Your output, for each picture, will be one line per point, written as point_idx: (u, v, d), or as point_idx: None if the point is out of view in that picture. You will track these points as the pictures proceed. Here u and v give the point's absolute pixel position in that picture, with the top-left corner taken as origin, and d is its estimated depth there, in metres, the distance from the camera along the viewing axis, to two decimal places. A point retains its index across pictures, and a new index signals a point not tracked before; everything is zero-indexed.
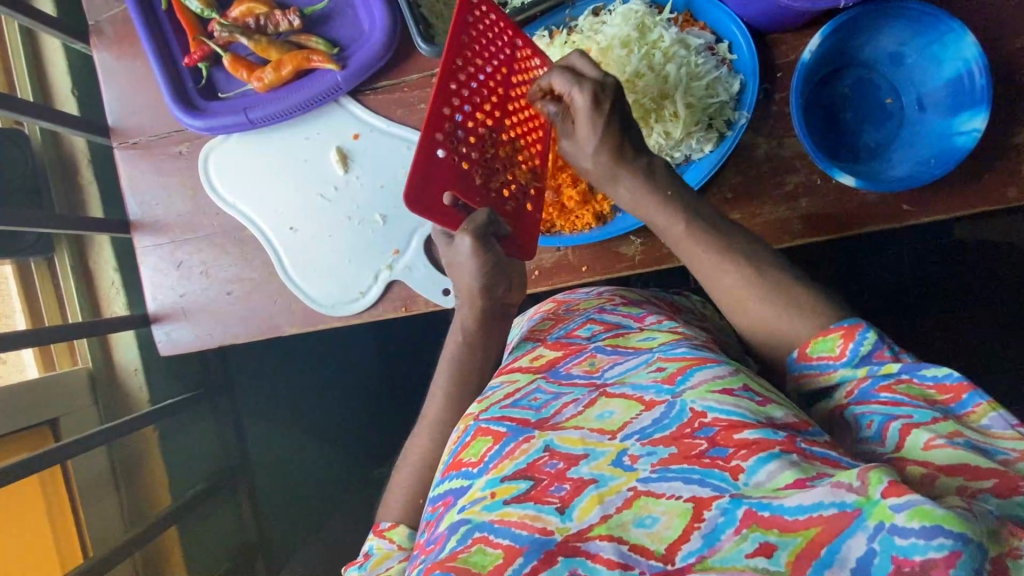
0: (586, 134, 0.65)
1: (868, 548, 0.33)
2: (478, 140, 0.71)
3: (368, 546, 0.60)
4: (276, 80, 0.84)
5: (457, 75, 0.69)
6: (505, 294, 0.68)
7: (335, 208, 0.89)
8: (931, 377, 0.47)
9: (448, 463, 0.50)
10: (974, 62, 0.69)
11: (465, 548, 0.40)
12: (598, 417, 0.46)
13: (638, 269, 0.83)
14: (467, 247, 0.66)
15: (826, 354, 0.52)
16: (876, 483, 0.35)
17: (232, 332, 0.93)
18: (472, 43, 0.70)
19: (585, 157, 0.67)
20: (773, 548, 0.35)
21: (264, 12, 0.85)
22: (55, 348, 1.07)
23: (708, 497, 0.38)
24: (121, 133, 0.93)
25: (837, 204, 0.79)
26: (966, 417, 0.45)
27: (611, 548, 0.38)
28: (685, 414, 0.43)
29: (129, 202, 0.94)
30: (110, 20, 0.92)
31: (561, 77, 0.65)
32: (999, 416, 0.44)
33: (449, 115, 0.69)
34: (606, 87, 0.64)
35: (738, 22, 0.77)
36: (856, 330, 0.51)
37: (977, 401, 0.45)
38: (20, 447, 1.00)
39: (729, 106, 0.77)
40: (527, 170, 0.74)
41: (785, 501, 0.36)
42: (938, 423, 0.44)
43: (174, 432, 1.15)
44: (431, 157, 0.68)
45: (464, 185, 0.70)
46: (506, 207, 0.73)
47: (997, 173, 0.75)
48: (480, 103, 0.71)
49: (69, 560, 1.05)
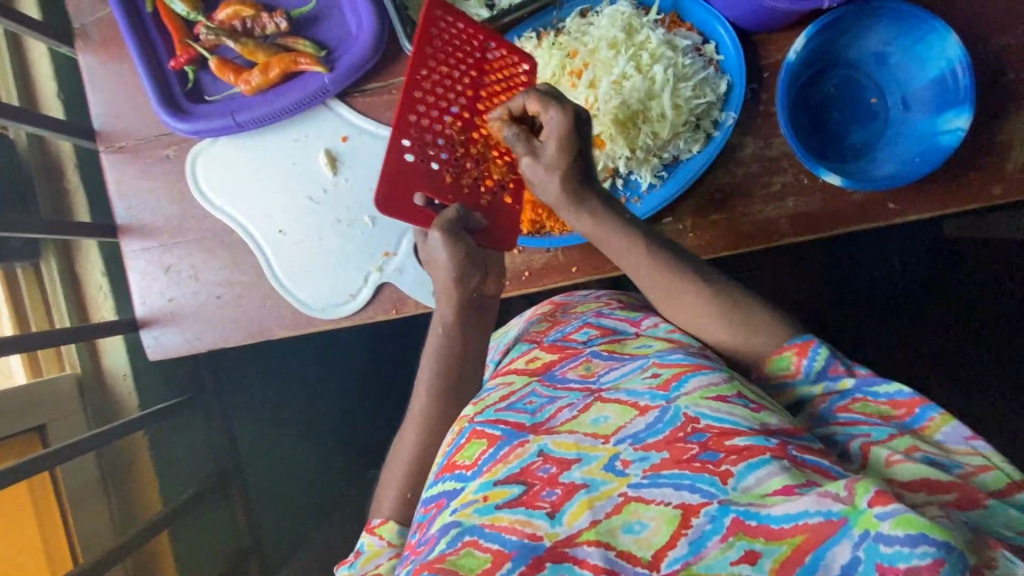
0: (554, 158, 0.62)
1: (853, 556, 0.34)
2: (446, 142, 0.72)
3: (360, 544, 0.60)
4: (263, 82, 0.84)
5: (422, 82, 0.71)
6: (481, 285, 0.69)
7: (325, 211, 0.88)
8: (884, 394, 0.50)
9: (442, 465, 0.50)
10: (957, 62, 0.70)
11: (455, 550, 0.40)
12: (593, 422, 0.46)
13: (627, 270, 0.83)
14: (439, 241, 0.67)
15: (784, 371, 0.55)
16: (863, 492, 0.35)
17: (221, 337, 0.92)
18: (439, 50, 0.72)
19: (547, 179, 0.63)
20: (757, 555, 0.35)
21: (251, 14, 0.84)
22: (43, 355, 1.07)
23: (696, 504, 0.38)
24: (108, 137, 0.92)
25: (822, 204, 0.79)
26: (921, 431, 0.47)
27: (599, 554, 0.37)
28: (678, 419, 0.44)
29: (117, 206, 0.94)
30: (96, 23, 0.91)
31: (536, 101, 0.62)
32: (954, 430, 0.47)
33: (416, 120, 0.71)
34: (580, 117, 0.62)
35: (725, 22, 0.77)
36: (810, 347, 0.54)
37: (930, 415, 0.48)
38: (7, 455, 0.99)
39: (716, 107, 0.78)
40: (503, 164, 0.74)
41: (772, 509, 0.36)
42: (894, 440, 0.46)
43: (165, 437, 1.15)
44: (400, 161, 0.71)
45: (435, 186, 0.72)
46: (481, 203, 0.73)
47: (981, 171, 0.76)
48: (448, 106, 0.72)
49: (60, 567, 1.04)
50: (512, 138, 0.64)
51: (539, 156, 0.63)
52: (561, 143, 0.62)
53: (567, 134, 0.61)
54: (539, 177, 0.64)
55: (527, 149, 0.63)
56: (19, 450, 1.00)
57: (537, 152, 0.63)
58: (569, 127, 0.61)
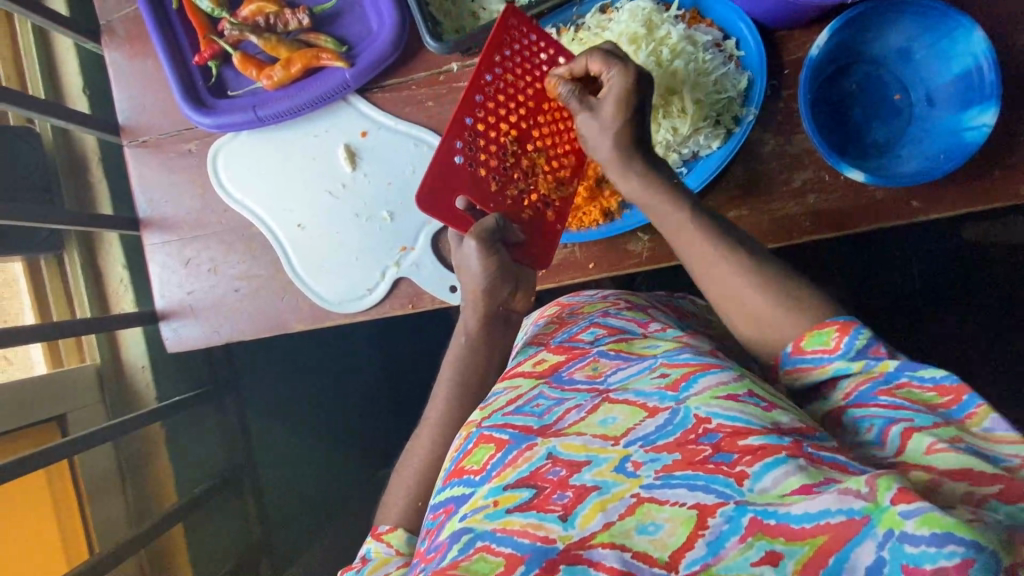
0: (612, 117, 0.66)
1: (878, 556, 0.33)
2: (497, 149, 0.74)
3: (367, 550, 0.58)
4: (286, 77, 0.85)
5: (485, 88, 0.72)
6: (510, 298, 0.71)
7: (343, 206, 0.89)
8: (930, 378, 0.47)
9: (449, 471, 0.50)
10: (983, 58, 0.69)
11: (466, 557, 0.39)
12: (602, 423, 0.46)
13: (645, 267, 0.83)
14: (474, 250, 0.69)
15: (819, 348, 0.52)
16: (885, 489, 0.35)
17: (239, 330, 0.93)
18: (507, 57, 0.72)
19: (604, 136, 0.66)
20: (779, 556, 0.35)
21: (274, 11, 0.85)
22: (63, 343, 1.08)
23: (712, 504, 0.37)
24: (131, 132, 0.94)
25: (844, 202, 0.78)
26: (966, 421, 0.44)
27: (614, 556, 0.37)
28: (689, 422, 0.43)
29: (139, 200, 0.94)
30: (122, 19, 0.92)
31: (599, 60, 0.65)
32: (999, 420, 0.44)
33: (470, 124, 0.73)
34: (642, 76, 0.65)
35: (744, 18, 0.77)
36: (851, 326, 0.51)
37: (977, 403, 0.45)
38: (29, 441, 1.00)
39: (736, 102, 0.78)
40: (551, 182, 0.75)
41: (791, 508, 0.36)
42: (940, 428, 0.44)
43: (180, 430, 1.16)
44: (449, 160, 0.73)
45: (478, 192, 0.74)
46: (523, 216, 0.75)
47: (1007, 169, 0.74)
48: (505, 114, 0.73)
49: (76, 557, 1.06)
50: (568, 95, 0.68)
51: (595, 111, 0.67)
52: (618, 102, 0.65)
53: (626, 93, 0.64)
54: (587, 131, 0.68)
55: (584, 105, 0.67)
56: (40, 438, 1.02)
57: (593, 108, 0.67)
58: (629, 85, 0.64)
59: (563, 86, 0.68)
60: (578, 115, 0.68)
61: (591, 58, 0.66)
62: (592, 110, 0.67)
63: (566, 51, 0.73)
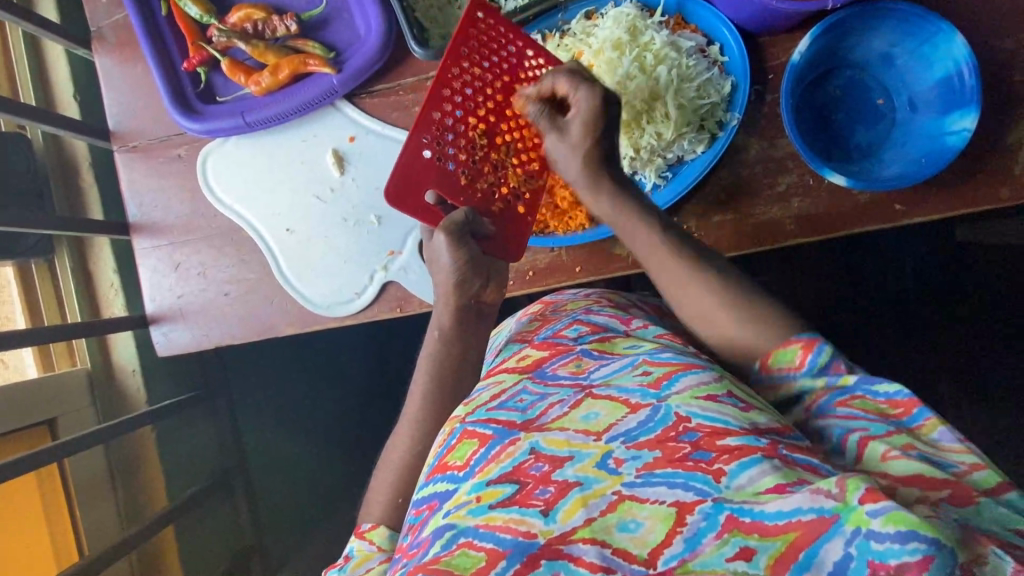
0: (579, 137, 0.65)
1: (845, 553, 0.34)
2: (467, 143, 0.75)
3: (349, 549, 0.59)
4: (274, 83, 0.86)
5: (451, 82, 0.74)
6: (482, 291, 0.70)
7: (332, 210, 0.90)
8: (883, 393, 0.48)
9: (433, 466, 0.50)
10: (963, 63, 0.70)
11: (449, 552, 0.39)
12: (584, 419, 0.46)
13: (631, 270, 0.84)
14: (445, 242, 0.68)
15: (786, 365, 0.53)
16: (853, 489, 0.35)
17: (229, 333, 0.93)
18: (473, 51, 0.74)
19: (572, 158, 0.66)
20: (752, 552, 0.35)
21: (262, 17, 0.86)
22: (54, 348, 1.09)
23: (691, 501, 0.38)
24: (121, 137, 0.94)
25: (827, 205, 0.79)
26: (918, 430, 0.46)
27: (594, 552, 0.37)
28: (669, 418, 0.43)
29: (129, 204, 0.95)
30: (112, 26, 0.93)
31: (567, 80, 0.65)
32: (948, 431, 0.45)
33: (439, 119, 0.74)
34: (607, 96, 0.64)
35: (728, 24, 0.78)
36: (815, 343, 0.52)
37: (926, 416, 0.46)
38: (18, 446, 1.01)
39: (720, 108, 0.79)
40: (520, 175, 0.76)
41: (765, 507, 0.36)
42: (893, 436, 0.45)
43: (171, 434, 1.16)
44: (417, 158, 0.75)
45: (447, 186, 0.75)
46: (493, 208, 0.76)
47: (990, 172, 0.75)
48: (474, 108, 0.74)
49: (66, 559, 1.06)
50: (537, 114, 0.67)
51: (565, 132, 0.66)
52: (586, 122, 0.64)
53: (594, 115, 0.64)
54: (555, 151, 0.67)
55: (554, 126, 0.67)
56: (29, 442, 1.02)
57: (563, 128, 0.66)
58: (597, 106, 0.64)
59: (532, 107, 0.68)
60: (547, 135, 0.68)
61: (557, 79, 0.66)
62: (562, 132, 0.66)
63: (535, 44, 0.74)
